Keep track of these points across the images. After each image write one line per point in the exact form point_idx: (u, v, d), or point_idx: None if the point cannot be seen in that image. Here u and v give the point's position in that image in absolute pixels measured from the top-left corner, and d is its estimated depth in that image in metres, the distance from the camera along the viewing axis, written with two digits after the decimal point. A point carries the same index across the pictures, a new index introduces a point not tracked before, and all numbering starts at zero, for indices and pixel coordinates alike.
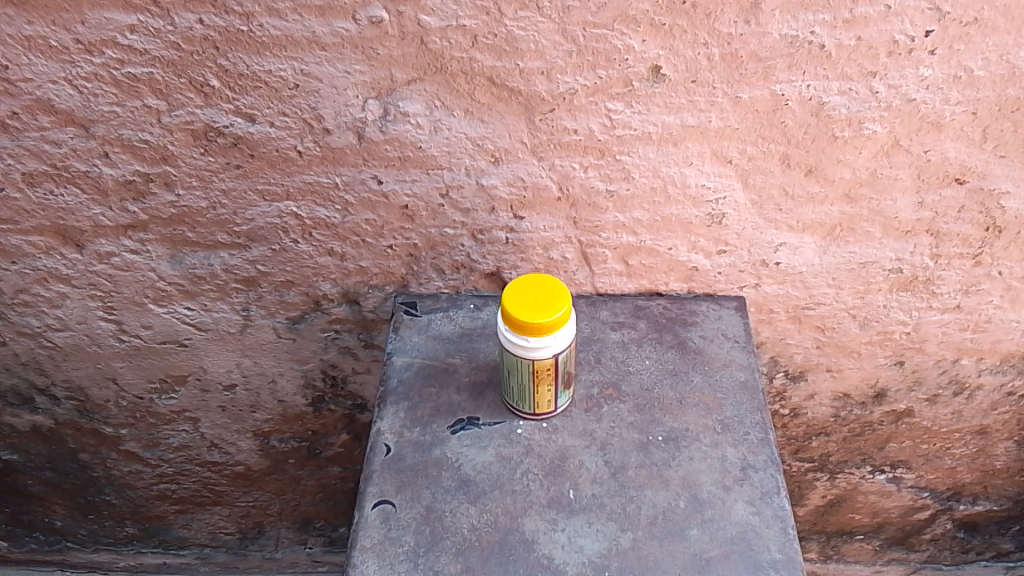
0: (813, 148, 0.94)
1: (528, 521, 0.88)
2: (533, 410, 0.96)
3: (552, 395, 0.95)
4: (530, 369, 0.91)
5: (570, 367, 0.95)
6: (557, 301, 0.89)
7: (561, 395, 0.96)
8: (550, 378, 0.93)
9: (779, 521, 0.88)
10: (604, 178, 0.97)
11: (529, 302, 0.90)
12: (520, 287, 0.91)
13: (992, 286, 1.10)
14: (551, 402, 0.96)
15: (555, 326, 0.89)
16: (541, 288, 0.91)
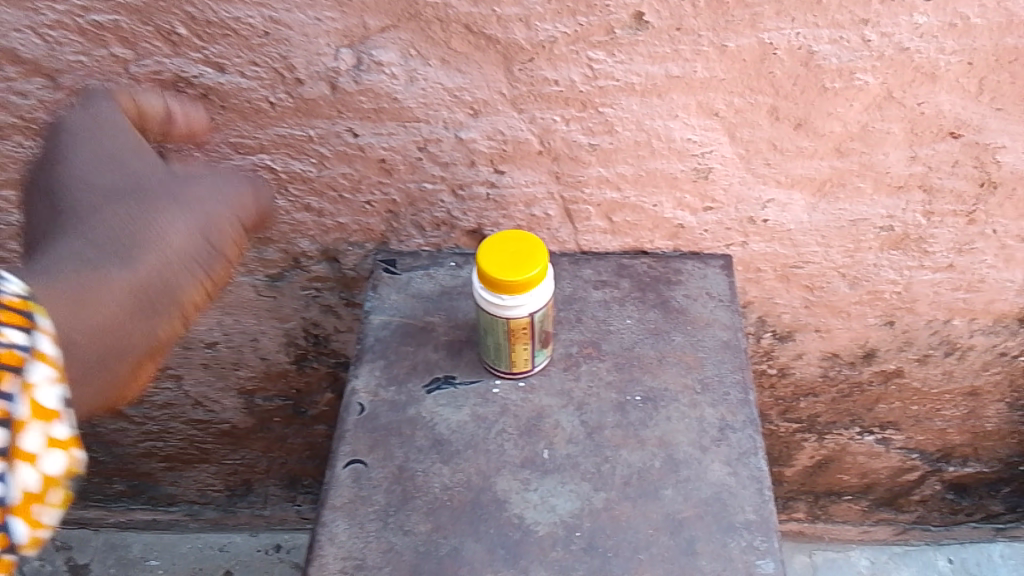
0: (803, 100, 0.90)
1: (501, 481, 0.88)
2: (510, 369, 0.94)
3: (529, 354, 0.93)
4: (505, 328, 0.89)
5: (548, 325, 0.93)
6: (533, 259, 0.87)
7: (539, 354, 0.95)
8: (526, 336, 0.91)
9: (756, 482, 0.87)
10: (587, 132, 0.94)
11: (505, 259, 0.87)
12: (496, 243, 0.89)
13: (986, 244, 1.08)
14: (528, 361, 0.94)
15: (529, 285, 0.86)
16: (518, 245, 0.88)
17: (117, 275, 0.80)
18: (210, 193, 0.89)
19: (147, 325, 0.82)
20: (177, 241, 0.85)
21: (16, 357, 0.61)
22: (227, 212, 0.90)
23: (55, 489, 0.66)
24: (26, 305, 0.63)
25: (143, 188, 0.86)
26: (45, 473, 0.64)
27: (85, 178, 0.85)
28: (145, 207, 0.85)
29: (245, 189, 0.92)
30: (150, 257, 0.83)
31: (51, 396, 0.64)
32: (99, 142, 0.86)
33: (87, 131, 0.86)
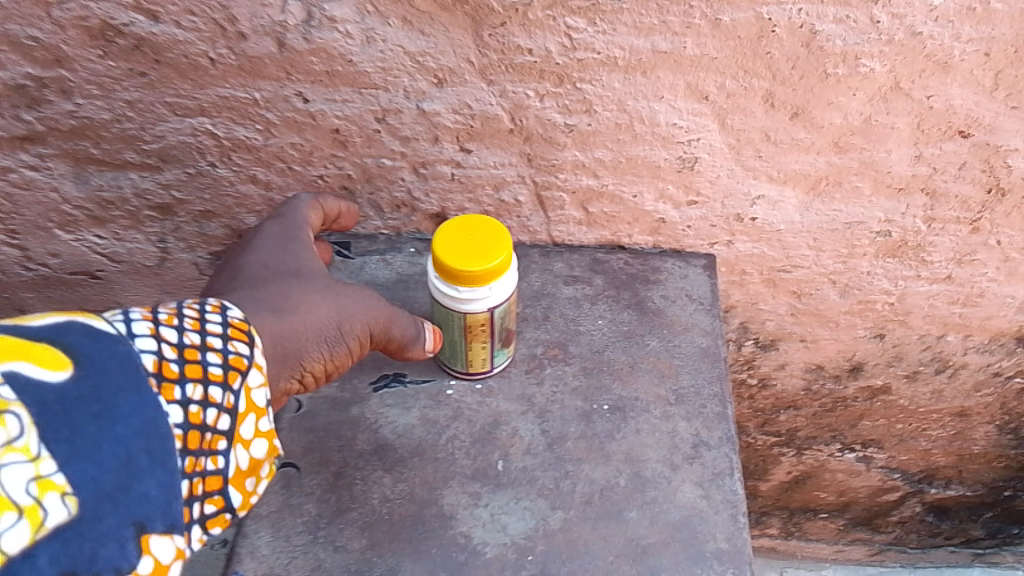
0: (802, 86, 0.82)
1: (449, 494, 0.79)
2: (466, 369, 0.86)
3: (487, 353, 0.85)
4: (461, 323, 0.80)
5: (510, 324, 0.84)
6: (495, 250, 0.77)
7: (499, 354, 0.86)
8: (484, 334, 0.82)
9: (730, 506, 0.79)
10: (563, 110, 0.85)
11: (465, 246, 0.77)
12: (459, 226, 0.79)
13: (989, 256, 1.00)
14: (486, 361, 0.85)
15: (487, 277, 0.77)
16: (481, 233, 0.78)
17: (263, 327, 0.69)
18: (355, 297, 0.77)
19: (272, 376, 0.69)
20: (313, 321, 0.73)
21: (243, 362, 0.61)
22: (361, 323, 0.76)
23: (262, 471, 0.63)
24: (247, 327, 0.64)
25: (305, 272, 0.77)
26: (252, 458, 0.62)
27: (267, 259, 0.78)
28: (301, 283, 0.75)
29: (387, 313, 0.79)
30: (286, 323, 0.71)
31: (264, 396, 0.63)
32: (293, 238, 0.82)
33: (290, 232, 0.82)
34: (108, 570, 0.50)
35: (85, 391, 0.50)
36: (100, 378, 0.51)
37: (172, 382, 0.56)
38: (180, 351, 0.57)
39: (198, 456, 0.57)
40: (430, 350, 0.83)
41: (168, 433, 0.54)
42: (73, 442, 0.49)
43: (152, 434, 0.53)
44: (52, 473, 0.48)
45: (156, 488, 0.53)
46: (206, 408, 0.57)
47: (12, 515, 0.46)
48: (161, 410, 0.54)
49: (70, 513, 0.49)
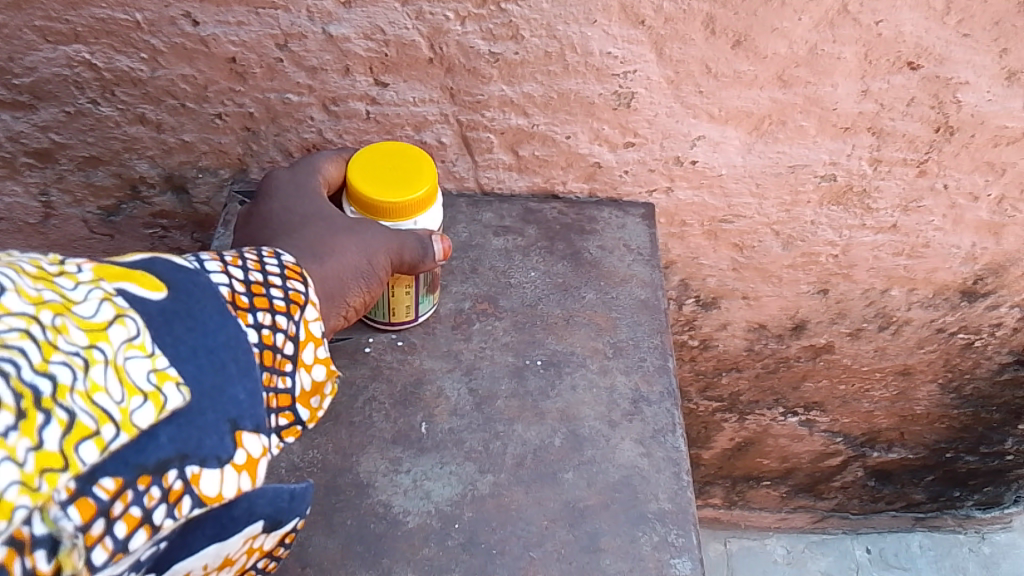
0: (744, 9, 0.75)
1: (366, 460, 0.71)
2: (388, 319, 0.79)
3: (411, 300, 0.77)
4: None
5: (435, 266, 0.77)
6: (419, 172, 0.71)
7: (425, 300, 0.79)
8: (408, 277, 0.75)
9: (673, 464, 0.73)
10: (486, 36, 0.77)
11: (384, 178, 0.70)
12: (364, 157, 0.72)
13: (936, 202, 0.96)
14: (410, 309, 0.78)
15: (421, 205, 0.71)
16: (396, 158, 0.71)
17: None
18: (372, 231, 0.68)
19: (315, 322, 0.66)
20: (340, 263, 0.66)
21: (302, 297, 0.57)
22: (383, 255, 0.68)
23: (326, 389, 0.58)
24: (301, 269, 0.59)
25: (320, 217, 0.69)
26: (317, 380, 0.57)
27: (281, 208, 0.70)
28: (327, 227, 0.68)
29: (398, 238, 0.68)
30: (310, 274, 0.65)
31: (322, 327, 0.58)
32: (301, 183, 0.72)
33: (297, 176, 0.73)
34: (211, 459, 0.47)
35: (178, 308, 0.49)
36: (189, 300, 0.50)
37: (245, 310, 0.53)
38: (247, 286, 0.54)
39: (273, 375, 0.54)
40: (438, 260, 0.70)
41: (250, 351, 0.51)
42: (178, 346, 0.47)
43: (238, 347, 0.50)
44: (168, 366, 0.46)
45: (245, 393, 0.49)
46: (274, 336, 0.54)
47: (139, 398, 0.44)
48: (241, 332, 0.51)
49: (185, 400, 0.46)
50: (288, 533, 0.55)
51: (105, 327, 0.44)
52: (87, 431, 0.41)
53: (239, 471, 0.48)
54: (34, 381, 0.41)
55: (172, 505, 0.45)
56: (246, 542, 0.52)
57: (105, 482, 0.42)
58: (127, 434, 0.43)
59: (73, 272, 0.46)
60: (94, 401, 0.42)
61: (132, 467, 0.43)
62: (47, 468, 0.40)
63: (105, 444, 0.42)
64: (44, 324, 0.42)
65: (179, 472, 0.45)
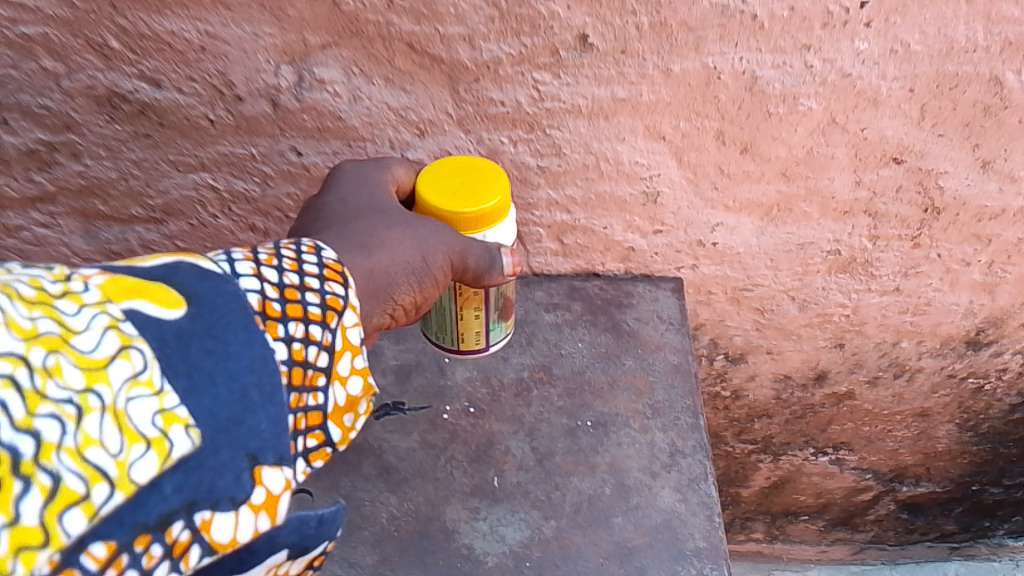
0: (748, 124, 0.90)
1: (450, 510, 0.86)
2: (459, 344, 0.92)
3: (479, 327, 0.90)
4: (456, 294, 0.85)
5: (505, 297, 0.90)
6: (479, 178, 0.80)
7: (495, 328, 0.93)
8: (477, 302, 0.87)
9: (706, 508, 0.86)
10: (535, 153, 0.94)
11: (461, 190, 0.79)
12: (437, 176, 0.81)
13: (932, 268, 1.08)
14: (478, 336, 0.91)
15: (496, 215, 0.79)
16: (468, 175, 0.81)
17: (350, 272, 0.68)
18: (432, 229, 0.74)
19: (366, 312, 0.71)
20: (396, 257, 0.72)
21: (340, 302, 0.59)
22: (440, 254, 0.74)
23: (361, 407, 0.61)
24: (340, 267, 0.62)
25: (380, 210, 0.76)
26: (352, 395, 0.60)
27: (345, 200, 0.77)
28: (383, 221, 0.74)
29: (459, 242, 0.75)
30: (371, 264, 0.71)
31: (360, 334, 0.60)
32: (366, 182, 0.80)
33: (363, 177, 0.81)
34: (223, 502, 0.48)
35: (199, 327, 0.50)
36: (209, 315, 0.51)
37: (276, 320, 0.54)
38: (281, 291, 0.56)
39: (302, 393, 0.55)
40: (508, 274, 0.79)
41: (276, 371, 0.53)
42: (191, 376, 0.48)
43: (262, 370, 0.51)
44: (175, 406, 0.47)
45: (268, 422, 0.51)
46: (308, 346, 0.56)
47: (141, 445, 0.45)
48: (269, 349, 0.52)
49: (194, 444, 0.47)
50: (318, 556, 0.58)
51: (107, 364, 0.45)
52: (75, 495, 0.42)
53: (257, 511, 0.50)
54: (17, 441, 0.41)
55: (175, 558, 0.47)
56: (269, 570, 0.55)
57: (95, 548, 0.43)
58: (123, 491, 0.44)
59: (78, 293, 0.47)
60: (84, 459, 0.43)
61: (128, 528, 0.44)
62: (25, 546, 0.41)
63: (95, 508, 0.43)
64: (36, 371, 0.43)
65: (185, 523, 0.47)
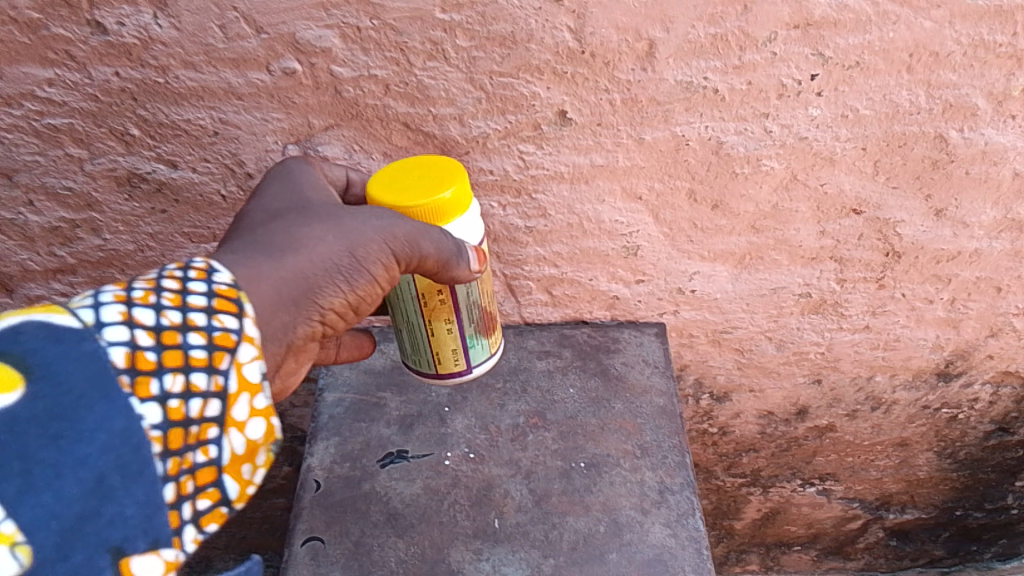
0: (717, 184, 0.98)
1: (454, 552, 0.90)
2: (436, 365, 0.89)
3: (455, 343, 0.87)
4: (422, 297, 0.84)
5: (479, 310, 0.88)
6: (440, 175, 0.79)
7: (474, 346, 0.89)
8: (446, 309, 0.85)
9: (695, 542, 0.91)
10: (523, 215, 1.01)
11: (420, 185, 0.78)
12: (394, 175, 0.81)
13: (897, 307, 1.15)
14: (455, 354, 0.88)
15: (456, 208, 0.78)
16: (429, 174, 0.79)
17: (265, 272, 0.68)
18: (362, 220, 0.73)
19: (291, 322, 0.71)
20: (320, 255, 0.72)
21: (231, 339, 0.61)
22: (375, 243, 0.73)
23: (260, 457, 0.64)
24: (234, 293, 0.63)
25: (306, 211, 0.76)
26: (251, 439, 0.62)
27: (265, 206, 0.78)
28: (305, 220, 0.74)
29: (395, 227, 0.73)
30: (292, 263, 0.70)
31: (259, 369, 0.62)
32: (297, 185, 0.80)
33: (293, 180, 0.81)
34: None
35: (41, 410, 0.51)
36: (58, 390, 0.52)
37: (148, 377, 0.56)
38: (157, 342, 0.58)
39: (184, 450, 0.58)
40: (472, 269, 0.78)
41: (145, 438, 0.56)
42: (29, 476, 0.50)
43: (123, 445, 0.54)
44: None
45: (132, 505, 0.55)
46: (188, 400, 0.58)
47: None
48: (132, 418, 0.55)
49: (20, 563, 0.49)
50: None
51: None
52: None
53: None
54: None
55: None
56: None
57: None
58: None
59: None
60: None
61: None
62: None
63: None
64: None
65: None
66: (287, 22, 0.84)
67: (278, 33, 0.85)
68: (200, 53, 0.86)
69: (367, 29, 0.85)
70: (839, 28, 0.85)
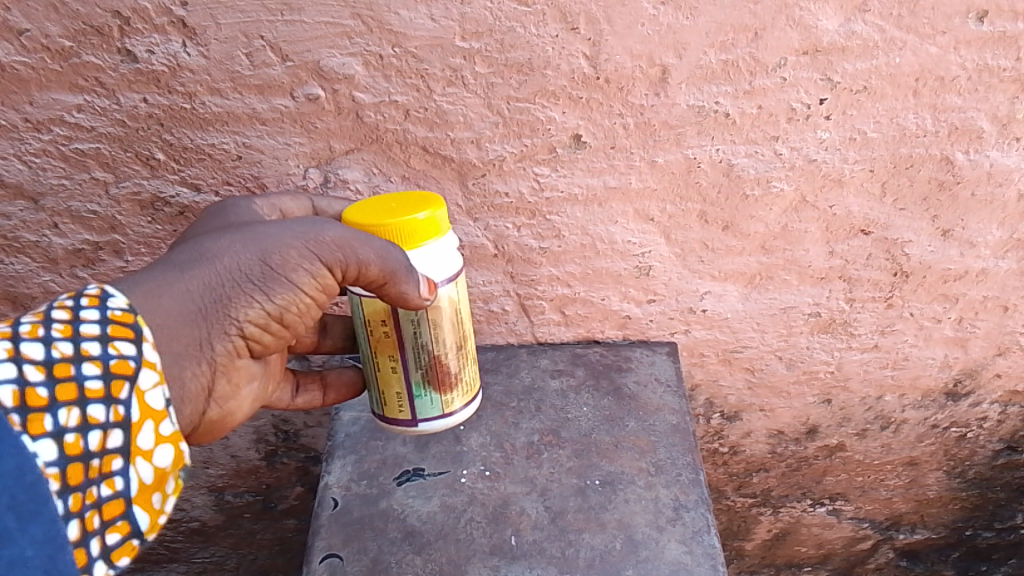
0: (728, 205, 1.00)
1: (471, 569, 0.90)
2: (382, 408, 0.85)
3: (399, 386, 0.83)
4: (367, 328, 0.82)
5: (430, 357, 0.82)
6: (414, 202, 0.78)
7: (422, 396, 0.83)
8: (390, 346, 0.82)
9: (710, 558, 0.90)
10: (536, 236, 1.03)
11: (394, 209, 0.77)
12: (372, 204, 0.80)
13: (906, 326, 1.17)
14: (399, 399, 0.84)
15: (427, 232, 0.76)
16: (402, 202, 0.79)
17: (167, 285, 0.67)
18: (278, 231, 0.73)
19: (203, 336, 0.69)
20: (229, 265, 0.70)
21: (130, 368, 0.60)
22: (293, 249, 0.72)
23: (169, 485, 0.64)
24: (130, 319, 0.62)
25: (223, 230, 0.75)
26: (158, 467, 0.62)
27: (186, 237, 0.78)
28: (214, 236, 0.73)
29: (314, 232, 0.72)
30: (200, 274, 0.70)
31: (161, 397, 0.62)
32: (228, 216, 0.80)
33: (228, 215, 0.81)
34: None
35: None
36: None
37: (42, 413, 0.54)
38: (50, 376, 0.56)
39: (84, 485, 0.57)
40: (422, 292, 0.75)
41: (42, 476, 0.54)
42: None
43: (18, 485, 0.52)
44: None
45: (31, 546, 0.53)
46: (86, 433, 0.57)
47: None
48: (26, 457, 0.53)
49: None
50: None
51: None
52: None
53: None
54: None
55: None
56: None
57: None
58: None
59: None
60: None
61: None
62: None
63: None
64: None
65: None
66: (312, 50, 0.88)
67: (303, 61, 0.88)
68: (227, 80, 0.89)
69: (389, 57, 0.88)
70: (847, 54, 0.89)
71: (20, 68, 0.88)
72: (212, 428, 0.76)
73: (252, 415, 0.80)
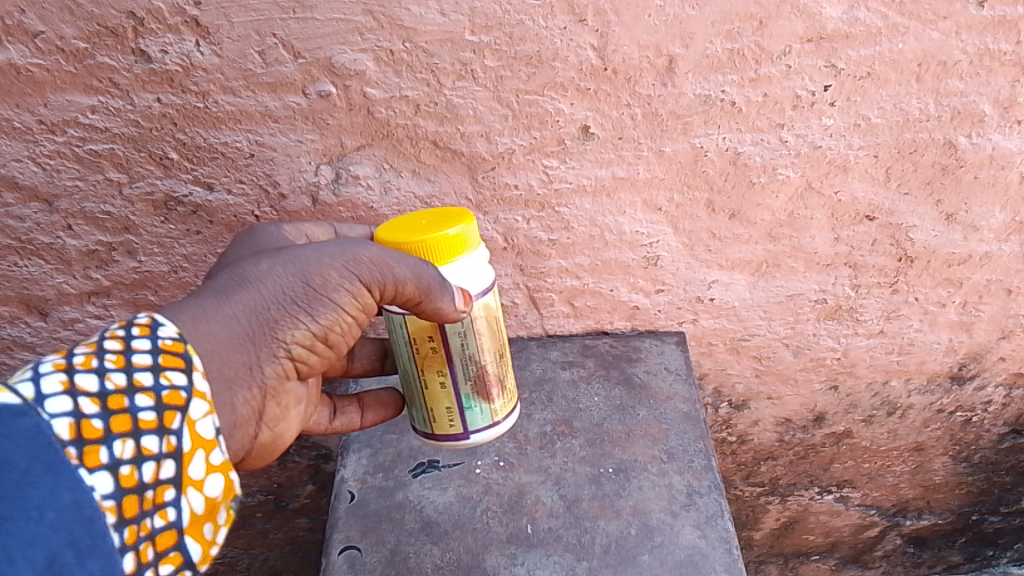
0: (734, 193, 1.02)
1: (489, 558, 0.91)
2: (434, 426, 0.85)
3: (450, 401, 0.83)
4: (414, 346, 0.82)
5: (477, 367, 0.83)
6: (447, 217, 0.80)
7: (473, 408, 0.84)
8: (438, 360, 0.82)
9: (725, 542, 0.91)
10: (546, 228, 1.04)
11: (427, 226, 0.79)
12: (405, 222, 0.82)
13: (911, 311, 1.18)
14: (451, 414, 0.84)
15: (460, 248, 0.77)
16: (434, 219, 0.80)
17: (212, 311, 0.69)
18: (315, 252, 0.74)
19: (252, 360, 0.70)
20: (271, 289, 0.72)
21: (181, 398, 0.61)
22: (333, 269, 0.73)
23: (220, 516, 0.65)
24: (180, 348, 0.63)
25: (262, 253, 0.77)
26: (210, 497, 0.63)
27: (224, 263, 0.79)
28: (253, 260, 0.75)
29: (351, 251, 0.73)
30: (243, 298, 0.71)
31: (210, 426, 0.64)
32: (262, 242, 0.81)
33: (260, 241, 0.82)
34: None
35: None
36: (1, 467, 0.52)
37: (97, 445, 0.56)
38: (104, 408, 0.57)
39: (140, 517, 0.58)
40: (459, 308, 0.75)
41: (99, 510, 0.55)
42: None
43: (76, 518, 0.53)
44: None
45: None
46: (140, 465, 0.58)
47: None
48: (82, 491, 0.54)
49: None
50: None
51: None
52: None
53: None
54: None
55: None
56: None
57: None
58: None
59: None
60: None
61: None
62: None
63: None
64: None
65: None
66: (323, 47, 0.89)
67: (314, 58, 0.90)
68: (239, 79, 0.91)
69: (400, 52, 0.89)
70: (850, 40, 0.90)
71: (35, 70, 0.89)
72: (264, 451, 0.78)
73: (298, 438, 0.82)
